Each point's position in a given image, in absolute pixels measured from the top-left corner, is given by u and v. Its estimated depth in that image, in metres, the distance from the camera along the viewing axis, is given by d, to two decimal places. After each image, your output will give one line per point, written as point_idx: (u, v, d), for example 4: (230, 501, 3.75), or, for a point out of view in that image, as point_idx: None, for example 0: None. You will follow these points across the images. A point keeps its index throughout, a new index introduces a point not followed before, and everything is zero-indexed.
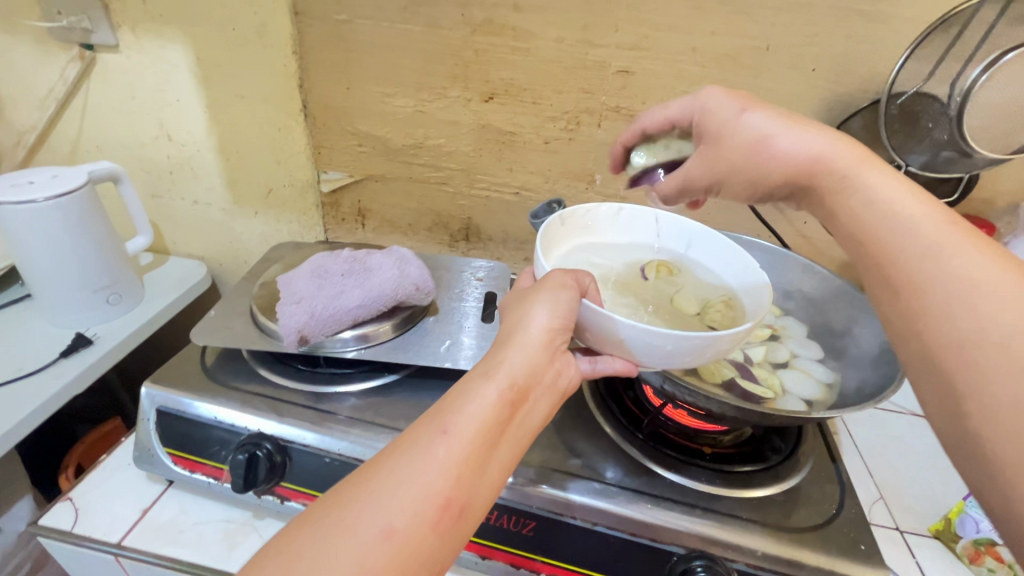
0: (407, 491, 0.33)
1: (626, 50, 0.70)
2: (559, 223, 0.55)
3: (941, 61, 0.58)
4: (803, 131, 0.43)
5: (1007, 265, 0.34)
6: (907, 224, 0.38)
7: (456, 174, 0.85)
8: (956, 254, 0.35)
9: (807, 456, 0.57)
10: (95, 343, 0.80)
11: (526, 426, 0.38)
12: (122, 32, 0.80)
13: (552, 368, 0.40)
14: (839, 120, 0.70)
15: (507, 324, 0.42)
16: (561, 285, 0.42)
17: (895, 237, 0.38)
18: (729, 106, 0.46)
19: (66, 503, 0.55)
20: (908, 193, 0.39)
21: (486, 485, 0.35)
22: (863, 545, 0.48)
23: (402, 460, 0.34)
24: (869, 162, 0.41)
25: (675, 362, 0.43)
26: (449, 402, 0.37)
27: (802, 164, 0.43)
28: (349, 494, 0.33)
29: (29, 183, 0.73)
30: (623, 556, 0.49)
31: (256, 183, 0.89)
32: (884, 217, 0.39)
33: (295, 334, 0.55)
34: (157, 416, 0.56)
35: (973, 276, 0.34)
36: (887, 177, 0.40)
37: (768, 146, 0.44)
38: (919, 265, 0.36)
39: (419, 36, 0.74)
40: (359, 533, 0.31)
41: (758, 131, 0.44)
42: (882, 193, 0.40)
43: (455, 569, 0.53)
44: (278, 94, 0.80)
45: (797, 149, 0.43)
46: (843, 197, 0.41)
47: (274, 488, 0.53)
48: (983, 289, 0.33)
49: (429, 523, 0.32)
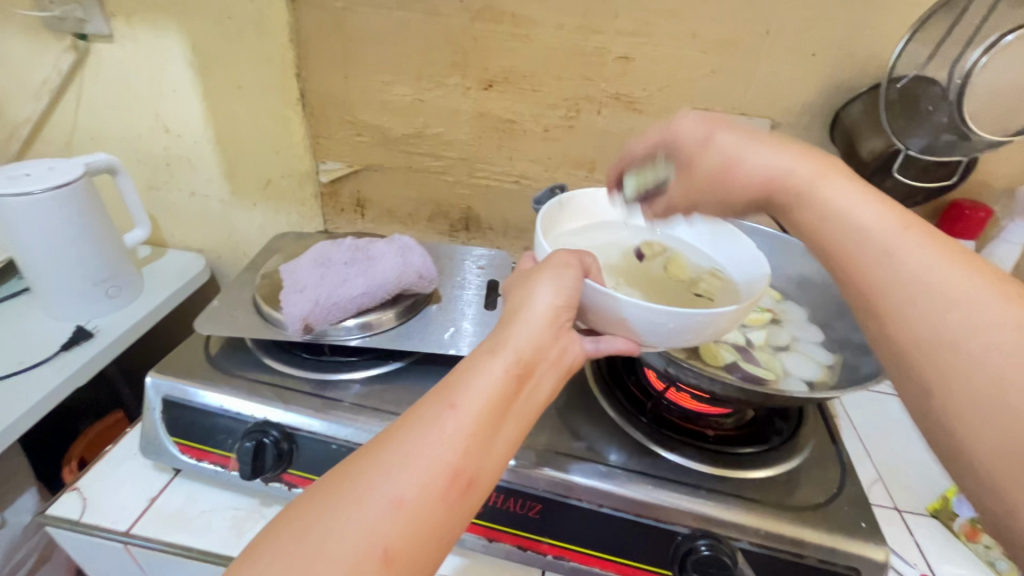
0: (416, 462, 0.33)
1: (626, 37, 0.70)
2: (558, 209, 0.56)
3: (939, 46, 0.60)
4: (766, 151, 0.45)
5: (959, 258, 0.36)
6: (863, 232, 0.39)
7: (455, 163, 0.85)
8: (912, 257, 0.37)
9: (809, 437, 0.58)
10: (95, 336, 0.80)
11: (532, 401, 0.39)
12: (116, 22, 0.79)
13: (557, 345, 0.40)
14: (838, 105, 0.70)
15: (512, 303, 0.42)
16: (564, 265, 0.43)
17: (849, 244, 0.39)
18: (698, 132, 0.48)
19: (74, 493, 0.55)
20: (868, 202, 0.40)
21: (493, 459, 0.36)
22: (864, 523, 0.49)
23: (411, 433, 0.34)
24: (830, 172, 0.42)
25: (677, 341, 0.44)
26: (456, 378, 0.37)
27: (768, 187, 0.44)
28: (359, 466, 0.33)
29: (26, 175, 0.73)
30: (628, 537, 0.49)
31: (254, 174, 0.89)
32: (840, 224, 0.40)
33: (300, 323, 0.55)
34: (163, 405, 0.56)
35: (928, 277, 0.36)
36: (844, 185, 0.41)
37: (736, 171, 0.45)
38: (877, 268, 0.38)
39: (417, 24, 0.73)
40: (369, 503, 0.32)
41: (725, 156, 0.46)
42: (842, 205, 0.41)
43: (461, 553, 0.54)
44: (275, 83, 0.80)
45: (761, 171, 0.44)
46: (803, 213, 0.42)
47: (281, 475, 0.53)
48: (937, 286, 0.35)
49: (438, 494, 0.33)
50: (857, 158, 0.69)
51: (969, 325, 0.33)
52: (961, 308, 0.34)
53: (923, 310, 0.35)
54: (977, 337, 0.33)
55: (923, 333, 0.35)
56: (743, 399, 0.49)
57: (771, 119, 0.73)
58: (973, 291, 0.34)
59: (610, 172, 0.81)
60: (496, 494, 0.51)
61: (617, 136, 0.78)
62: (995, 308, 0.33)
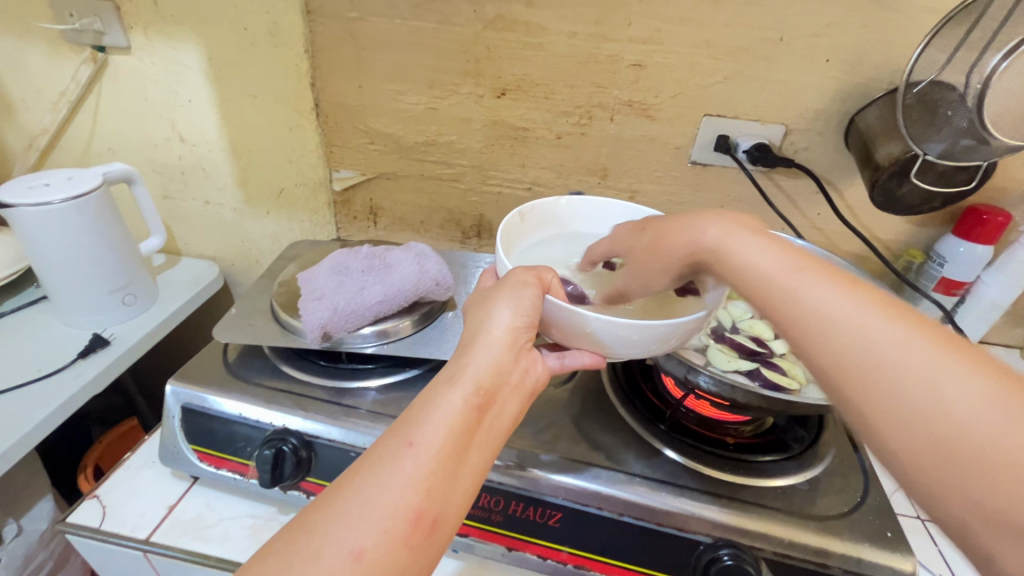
0: (375, 508, 0.34)
1: (639, 44, 0.70)
2: (519, 220, 0.55)
3: (958, 48, 0.59)
4: (687, 224, 0.47)
5: (853, 287, 0.38)
6: (766, 279, 0.41)
7: (468, 170, 0.85)
8: (823, 298, 0.38)
9: (829, 445, 0.57)
10: (112, 343, 0.81)
11: (495, 428, 0.39)
12: (133, 33, 0.80)
13: (518, 367, 0.41)
14: (854, 111, 0.70)
15: (470, 326, 0.42)
16: (522, 283, 0.42)
17: (763, 291, 0.41)
18: (631, 228, 0.52)
19: (93, 500, 0.55)
20: (773, 252, 0.42)
21: (457, 494, 0.36)
22: (889, 532, 0.49)
23: (369, 477, 0.35)
24: (736, 228, 0.45)
25: (644, 352, 0.44)
26: (415, 413, 0.38)
27: (693, 254, 0.46)
28: (316, 518, 0.34)
29: (45, 185, 0.74)
30: (648, 546, 0.49)
31: (269, 183, 0.90)
32: (748, 270, 0.42)
33: (318, 331, 0.55)
34: (181, 413, 0.56)
35: (835, 311, 0.37)
36: (750, 239, 0.43)
37: (664, 242, 0.47)
38: (784, 307, 0.39)
39: (431, 33, 0.74)
40: (327, 557, 0.32)
41: (655, 238, 0.49)
42: (748, 257, 0.42)
43: (483, 562, 0.54)
44: (290, 93, 0.80)
45: (683, 245, 0.46)
46: (723, 269, 0.44)
47: (299, 483, 0.53)
48: (841, 316, 0.37)
49: (401, 537, 0.33)
50: (875, 163, 0.67)
51: (864, 347, 0.35)
52: (869, 333, 0.36)
53: (826, 338, 0.37)
54: (894, 358, 0.34)
55: (841, 359, 0.36)
56: (763, 406, 0.49)
57: (785, 125, 0.73)
58: (880, 321, 0.36)
59: (623, 179, 0.81)
60: (516, 502, 0.51)
61: (630, 142, 0.78)
62: (888, 330, 0.35)
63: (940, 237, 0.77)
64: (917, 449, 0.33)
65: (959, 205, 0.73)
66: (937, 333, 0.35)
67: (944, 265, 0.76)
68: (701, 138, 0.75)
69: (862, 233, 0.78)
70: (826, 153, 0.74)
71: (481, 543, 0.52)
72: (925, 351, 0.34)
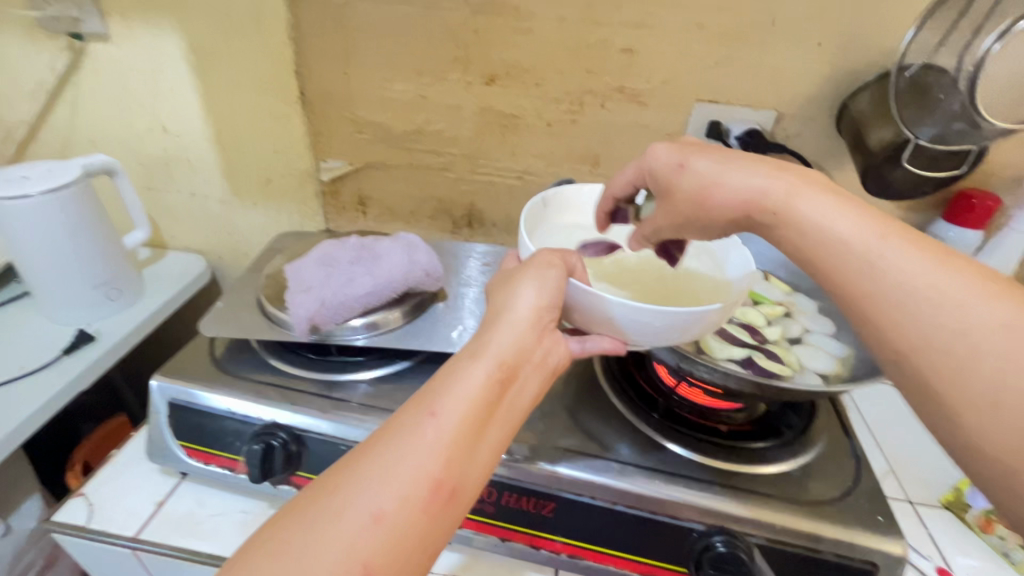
0: (397, 473, 0.33)
1: (629, 29, 0.69)
2: (543, 206, 0.54)
3: (949, 32, 0.59)
4: (742, 173, 0.41)
5: (949, 263, 0.35)
6: (840, 245, 0.37)
7: (458, 159, 0.84)
8: (898, 264, 0.35)
9: (821, 431, 0.58)
10: (97, 339, 0.79)
11: (515, 405, 0.38)
12: (112, 20, 0.77)
13: (540, 346, 0.40)
14: (845, 96, 0.69)
15: (494, 304, 0.42)
16: (548, 263, 0.42)
17: (831, 255, 0.38)
18: (670, 161, 0.45)
19: (80, 498, 0.54)
20: (847, 212, 0.38)
21: (477, 467, 0.36)
22: (880, 516, 0.49)
23: (390, 444, 0.34)
24: (805, 186, 0.40)
25: (664, 340, 0.43)
26: (438, 385, 0.37)
27: (750, 208, 0.41)
28: (338, 480, 0.33)
29: (24, 177, 0.72)
30: (640, 535, 0.49)
31: (255, 174, 0.88)
32: (821, 234, 0.38)
33: (307, 324, 0.54)
34: (168, 408, 0.55)
35: (924, 285, 0.34)
36: (822, 199, 0.39)
37: (714, 196, 0.42)
38: (860, 273, 0.36)
39: (419, 19, 0.72)
40: (348, 518, 0.31)
41: (704, 184, 0.42)
42: (822, 221, 0.38)
43: (476, 554, 0.53)
44: (275, 81, 0.79)
45: (738, 195, 0.41)
46: (787, 231, 0.40)
47: (289, 477, 0.53)
48: (932, 287, 0.34)
49: (420, 505, 0.33)
50: (866, 148, 0.67)
51: (960, 325, 0.33)
52: (963, 313, 0.33)
53: (911, 317, 0.34)
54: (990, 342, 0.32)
55: (923, 340, 0.34)
56: (757, 393, 0.49)
57: (777, 110, 0.72)
58: (979, 300, 0.33)
59: (614, 167, 0.80)
60: (509, 493, 0.51)
61: (621, 129, 0.77)
62: (992, 314, 0.33)
63: (931, 223, 0.77)
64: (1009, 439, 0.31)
65: (949, 189, 0.73)
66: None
67: None
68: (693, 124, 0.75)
69: None
70: (818, 139, 0.74)
71: (474, 535, 0.52)
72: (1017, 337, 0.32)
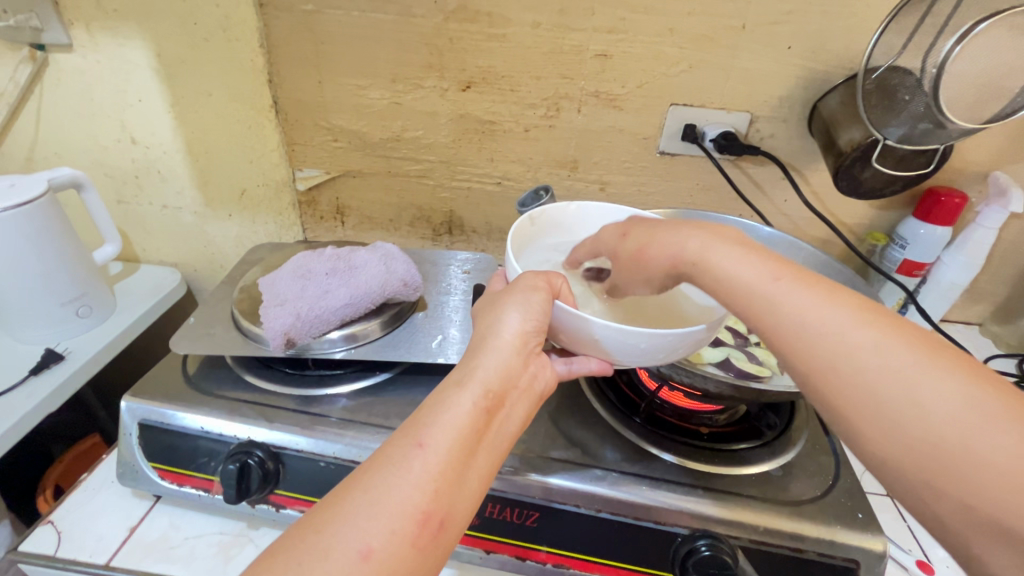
0: (385, 509, 0.33)
1: (604, 34, 0.69)
2: (529, 223, 0.54)
3: (914, 33, 0.60)
4: (672, 233, 0.45)
5: (831, 294, 0.39)
6: (745, 288, 0.40)
7: (436, 166, 0.83)
8: (796, 303, 0.39)
9: (801, 430, 0.58)
10: (66, 358, 0.77)
11: (503, 431, 0.39)
12: (75, 30, 0.75)
13: (526, 372, 0.40)
14: (816, 98, 0.71)
15: (480, 329, 0.42)
16: (533, 287, 0.42)
17: (739, 299, 0.41)
18: (615, 234, 0.50)
19: (47, 526, 0.52)
20: (749, 259, 0.41)
21: (466, 495, 0.36)
22: (860, 513, 0.49)
23: (377, 478, 0.34)
24: (716, 241, 0.43)
25: (651, 360, 0.43)
26: (424, 414, 0.37)
27: (675, 265, 0.45)
28: (325, 516, 0.33)
29: None
30: (626, 542, 0.49)
31: (229, 185, 0.86)
32: (727, 283, 0.41)
33: (281, 338, 0.53)
34: (139, 430, 0.54)
35: (812, 317, 0.38)
36: (730, 251, 0.42)
37: (649, 254, 0.46)
38: (764, 315, 0.39)
39: (392, 25, 0.72)
40: (336, 557, 0.31)
41: (638, 247, 0.47)
42: (730, 269, 0.41)
43: (460, 567, 0.53)
44: (246, 90, 0.77)
45: (665, 257, 0.45)
46: (703, 280, 0.43)
47: (268, 496, 0.52)
48: (821, 323, 0.37)
49: (409, 538, 0.32)
50: (837, 148, 0.68)
51: (848, 350, 0.36)
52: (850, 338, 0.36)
53: (813, 346, 0.37)
54: (876, 358, 0.35)
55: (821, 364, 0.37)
56: (736, 395, 0.49)
57: (750, 113, 0.73)
58: (864, 323, 0.36)
59: (593, 171, 0.81)
60: (493, 504, 0.50)
61: (598, 133, 0.77)
62: (871, 336, 0.36)
63: (902, 219, 0.79)
64: (906, 457, 0.33)
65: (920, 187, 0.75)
66: (916, 338, 0.36)
67: (905, 247, 0.78)
68: (668, 127, 0.75)
69: (826, 217, 0.80)
70: (791, 140, 0.75)
71: (460, 548, 0.51)
72: (901, 364, 0.34)
